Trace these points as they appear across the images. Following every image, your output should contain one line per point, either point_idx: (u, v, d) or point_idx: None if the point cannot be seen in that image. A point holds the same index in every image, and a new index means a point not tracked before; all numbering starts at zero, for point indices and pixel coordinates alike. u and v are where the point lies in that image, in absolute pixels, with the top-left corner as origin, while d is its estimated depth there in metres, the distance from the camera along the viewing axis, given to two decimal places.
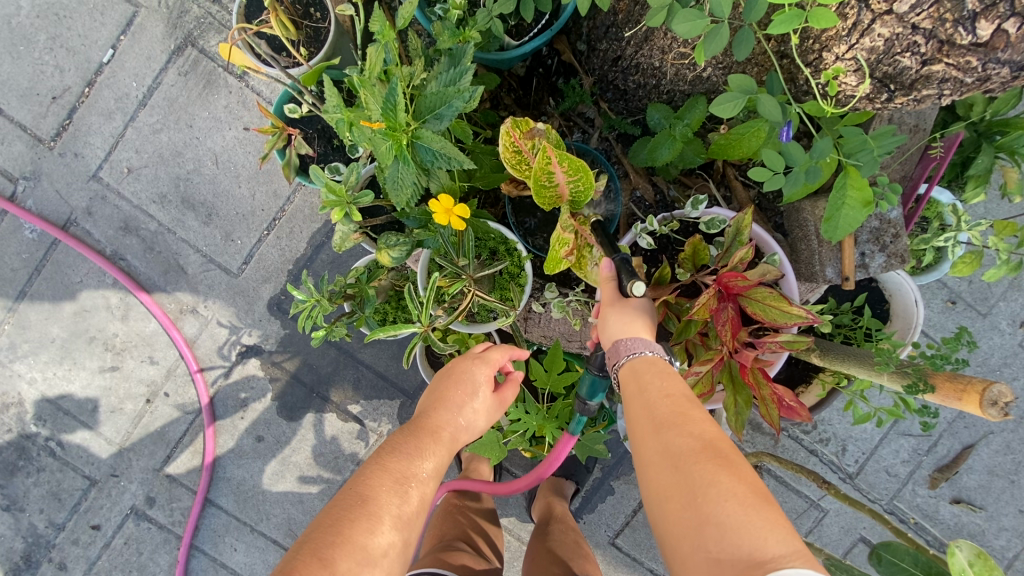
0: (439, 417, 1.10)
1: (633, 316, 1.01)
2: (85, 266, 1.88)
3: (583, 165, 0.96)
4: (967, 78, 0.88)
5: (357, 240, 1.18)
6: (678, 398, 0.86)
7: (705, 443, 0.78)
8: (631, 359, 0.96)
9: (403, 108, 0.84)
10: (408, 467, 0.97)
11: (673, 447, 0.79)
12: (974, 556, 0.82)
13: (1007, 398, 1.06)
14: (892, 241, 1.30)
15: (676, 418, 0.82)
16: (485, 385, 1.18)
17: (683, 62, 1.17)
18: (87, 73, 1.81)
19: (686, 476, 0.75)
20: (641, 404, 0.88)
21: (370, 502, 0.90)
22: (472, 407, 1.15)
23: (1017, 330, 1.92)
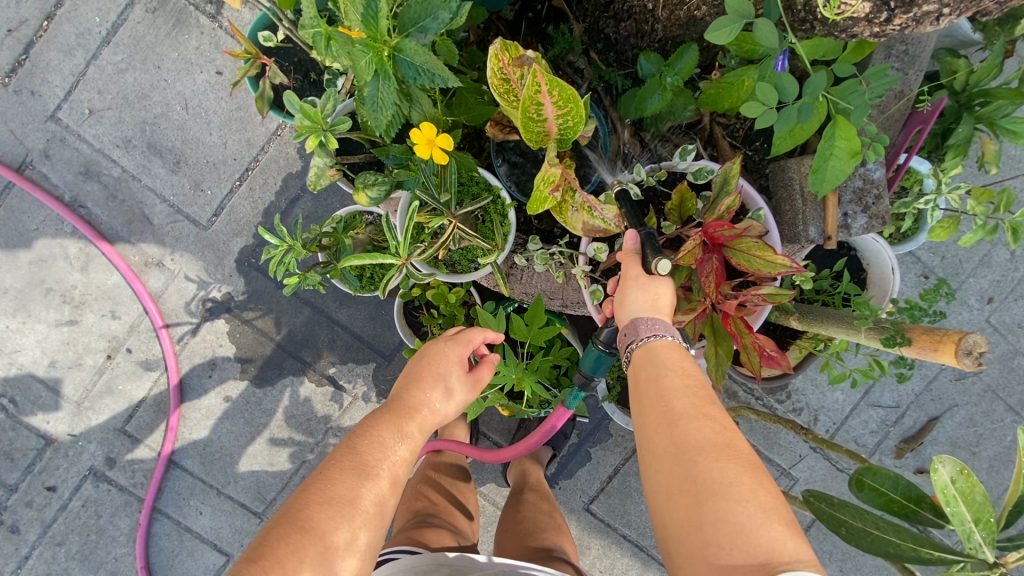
0: (412, 399, 1.08)
1: (654, 294, 1.01)
2: (42, 213, 1.77)
3: (573, 95, 0.92)
4: None
5: (333, 178, 1.14)
6: (695, 388, 0.88)
7: (723, 441, 0.79)
8: (645, 341, 0.97)
9: (385, 17, 0.80)
10: (378, 454, 0.95)
11: (691, 441, 0.80)
12: (956, 472, 0.79)
13: (982, 347, 1.03)
14: (874, 202, 1.31)
15: (695, 412, 0.83)
16: (456, 364, 1.15)
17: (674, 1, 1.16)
18: (46, 6, 1.69)
19: (704, 471, 0.76)
20: (657, 391, 0.89)
21: (344, 482, 0.87)
22: (445, 386, 1.12)
23: (985, 306, 1.99)
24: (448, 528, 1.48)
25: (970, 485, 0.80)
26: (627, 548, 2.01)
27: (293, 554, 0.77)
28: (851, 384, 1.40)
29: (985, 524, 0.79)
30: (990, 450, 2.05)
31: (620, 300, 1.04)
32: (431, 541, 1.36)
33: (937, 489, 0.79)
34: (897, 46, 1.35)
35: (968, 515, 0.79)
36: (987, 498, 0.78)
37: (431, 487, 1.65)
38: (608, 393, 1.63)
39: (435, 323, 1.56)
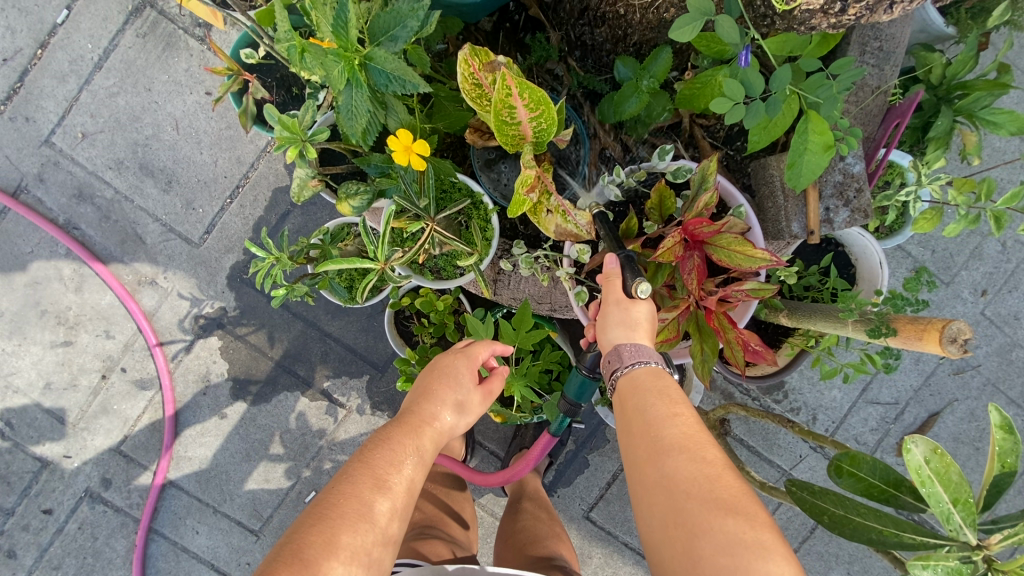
0: (425, 410, 1.07)
1: (635, 320, 1.01)
2: (37, 235, 1.79)
3: (544, 96, 0.94)
4: None
5: (316, 188, 1.15)
6: (683, 416, 0.87)
7: (715, 470, 0.79)
8: (631, 368, 0.97)
9: (355, 27, 0.83)
10: (393, 465, 0.94)
11: (681, 473, 0.79)
12: (931, 453, 0.79)
13: (966, 334, 1.00)
14: (855, 196, 1.31)
15: (684, 441, 0.83)
16: (467, 376, 1.16)
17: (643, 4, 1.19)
18: (40, 35, 1.74)
19: (697, 505, 0.75)
20: (645, 423, 0.88)
21: (355, 497, 0.87)
22: (457, 397, 1.13)
23: (979, 298, 1.98)
24: (447, 539, 1.48)
25: (945, 466, 0.80)
26: (629, 556, 1.99)
27: (306, 570, 0.77)
28: (843, 379, 1.39)
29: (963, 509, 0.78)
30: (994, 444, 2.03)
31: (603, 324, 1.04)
32: (431, 553, 1.35)
33: (913, 471, 0.79)
34: (872, 43, 1.37)
35: (944, 495, 0.79)
36: (962, 477, 0.78)
37: (427, 497, 1.63)
38: (600, 397, 1.62)
39: (425, 332, 1.56)
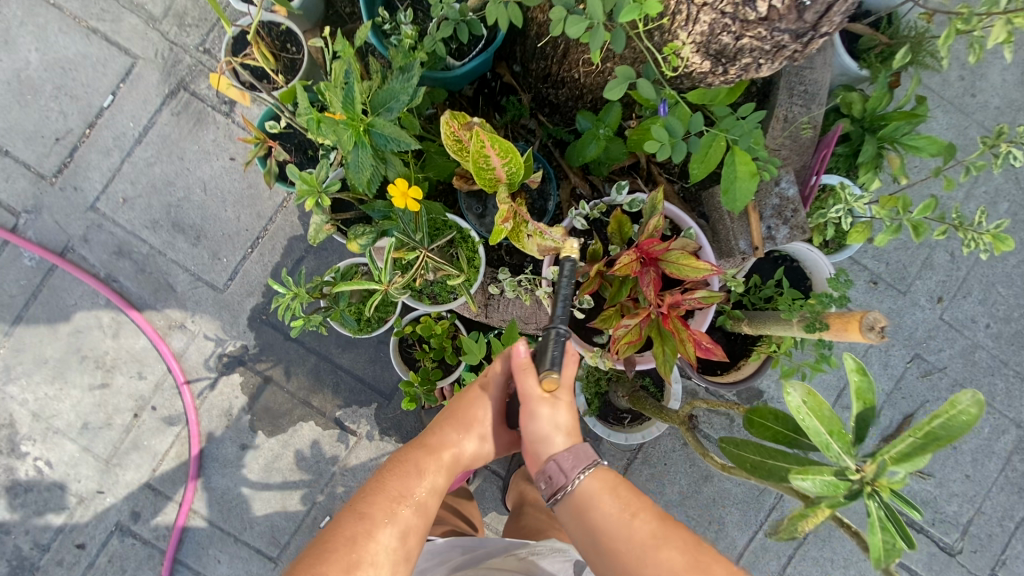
0: (446, 437, 1.14)
1: (553, 429, 1.06)
2: (79, 289, 2.00)
3: (511, 146, 1.17)
4: (765, 46, 1.04)
5: (329, 232, 1.38)
6: (640, 514, 0.96)
7: (653, 540, 0.93)
8: (577, 481, 1.01)
9: (359, 103, 1.08)
10: (404, 491, 1.06)
11: (632, 557, 0.92)
12: (807, 393, 0.82)
13: (882, 322, 1.17)
14: (792, 215, 1.54)
15: (620, 526, 0.95)
16: (495, 407, 1.19)
17: (589, 69, 1.39)
18: (89, 117, 2.00)
19: (656, 575, 0.90)
20: (586, 524, 0.98)
21: (370, 517, 1.01)
22: (481, 427, 1.17)
23: (936, 304, 2.15)
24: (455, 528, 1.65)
25: (821, 404, 0.82)
26: None
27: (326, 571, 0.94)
28: (802, 377, 1.55)
29: (841, 437, 0.79)
30: (966, 442, 2.16)
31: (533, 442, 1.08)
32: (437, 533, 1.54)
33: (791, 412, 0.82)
34: (797, 88, 1.64)
35: (822, 430, 0.81)
36: (834, 413, 0.80)
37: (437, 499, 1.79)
38: (588, 407, 1.76)
39: (427, 357, 1.74)
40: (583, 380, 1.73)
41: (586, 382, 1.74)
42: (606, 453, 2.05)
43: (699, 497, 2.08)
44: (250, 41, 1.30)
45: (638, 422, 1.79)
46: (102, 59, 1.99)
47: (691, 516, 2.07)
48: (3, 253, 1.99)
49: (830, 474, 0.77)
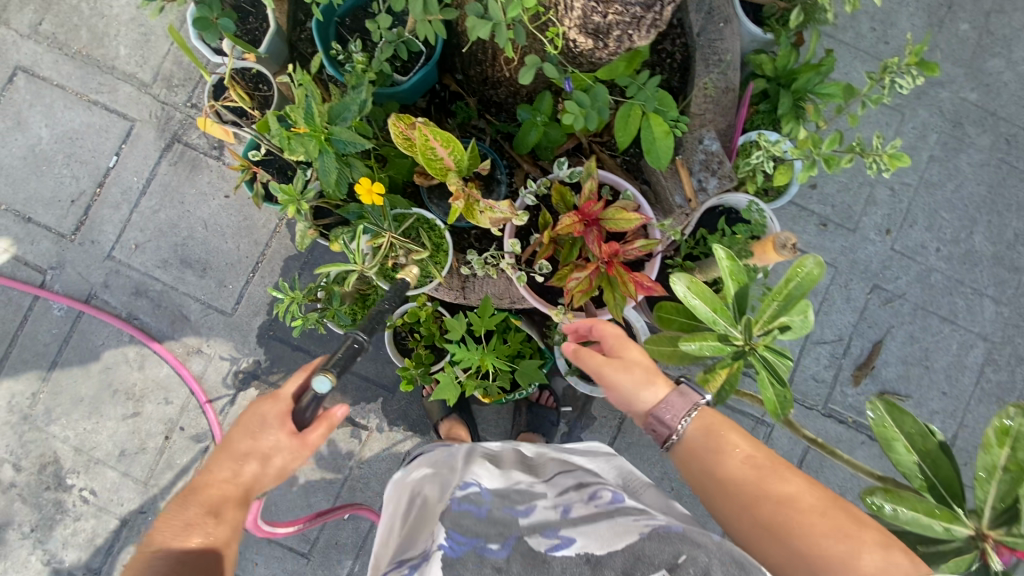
0: (236, 450, 1.28)
1: (632, 383, 1.18)
2: (105, 330, 2.23)
3: (452, 137, 1.38)
4: (628, 16, 1.25)
5: (313, 236, 1.59)
6: (758, 463, 1.02)
7: (780, 489, 0.97)
8: (680, 430, 1.11)
9: (319, 116, 1.31)
10: (185, 509, 1.20)
11: (756, 497, 0.98)
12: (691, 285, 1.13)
13: (793, 240, 1.37)
14: (719, 166, 1.72)
15: (749, 470, 1.01)
16: (270, 417, 1.32)
17: (510, 64, 1.59)
18: (98, 177, 2.25)
19: (784, 513, 0.94)
20: (709, 464, 1.05)
21: (177, 522, 1.18)
22: (263, 439, 1.29)
23: (885, 236, 2.30)
24: None
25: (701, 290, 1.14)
26: None
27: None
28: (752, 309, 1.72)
29: (724, 312, 1.14)
30: (937, 361, 2.28)
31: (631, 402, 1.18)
32: None
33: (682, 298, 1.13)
34: (712, 59, 1.80)
35: (705, 308, 1.13)
36: (712, 292, 1.12)
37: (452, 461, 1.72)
38: (569, 368, 1.94)
39: (418, 343, 1.93)
40: (561, 343, 1.92)
41: (564, 345, 1.92)
42: (598, 416, 2.21)
43: None
44: (227, 84, 1.53)
45: None
46: (104, 126, 2.26)
47: None
48: (35, 307, 2.22)
49: (715, 338, 1.14)
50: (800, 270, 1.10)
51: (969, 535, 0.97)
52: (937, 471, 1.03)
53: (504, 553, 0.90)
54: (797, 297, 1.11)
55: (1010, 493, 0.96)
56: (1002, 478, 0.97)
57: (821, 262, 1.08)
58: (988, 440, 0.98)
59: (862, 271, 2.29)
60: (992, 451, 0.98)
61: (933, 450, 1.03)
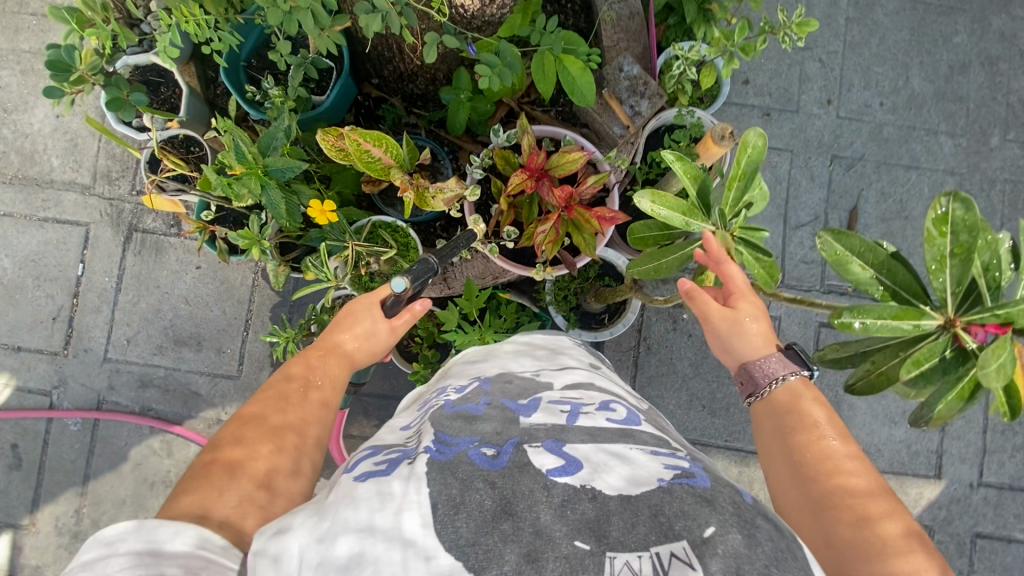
0: (337, 338, 1.36)
1: (738, 336, 1.23)
2: (124, 429, 2.26)
3: (381, 134, 1.40)
4: None
5: (286, 271, 1.63)
6: (834, 442, 1.06)
7: (841, 470, 1.01)
8: (770, 388, 1.17)
9: (250, 153, 1.33)
10: (300, 375, 1.26)
11: (814, 464, 1.03)
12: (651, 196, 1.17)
13: (729, 129, 1.43)
14: (645, 87, 1.74)
15: (809, 439, 1.07)
16: (370, 309, 1.40)
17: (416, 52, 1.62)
18: (70, 288, 2.28)
19: (833, 486, 0.99)
20: (774, 429, 1.12)
21: (286, 388, 1.21)
22: (362, 327, 1.39)
23: (828, 107, 2.33)
24: None
25: (663, 200, 1.18)
26: None
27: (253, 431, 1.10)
28: None
29: (694, 211, 1.19)
30: (914, 208, 2.31)
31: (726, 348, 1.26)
32: None
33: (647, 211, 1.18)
34: None
35: (672, 214, 1.18)
36: (672, 199, 1.17)
37: None
38: (568, 322, 1.98)
39: (420, 345, 1.96)
40: (554, 301, 1.95)
41: (557, 302, 1.95)
42: (613, 361, 2.24)
43: (709, 361, 2.26)
44: (158, 155, 1.56)
45: (616, 317, 1.99)
46: (62, 238, 2.29)
47: (710, 380, 2.25)
48: (51, 429, 2.25)
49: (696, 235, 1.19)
50: (746, 148, 1.15)
51: (938, 325, 0.94)
52: (896, 279, 0.97)
53: (495, 465, 0.86)
54: (754, 172, 1.17)
55: (965, 276, 0.91)
56: (954, 264, 0.92)
57: (762, 134, 1.14)
58: (929, 233, 0.93)
59: (817, 147, 2.32)
60: (936, 243, 0.93)
61: (885, 260, 0.97)
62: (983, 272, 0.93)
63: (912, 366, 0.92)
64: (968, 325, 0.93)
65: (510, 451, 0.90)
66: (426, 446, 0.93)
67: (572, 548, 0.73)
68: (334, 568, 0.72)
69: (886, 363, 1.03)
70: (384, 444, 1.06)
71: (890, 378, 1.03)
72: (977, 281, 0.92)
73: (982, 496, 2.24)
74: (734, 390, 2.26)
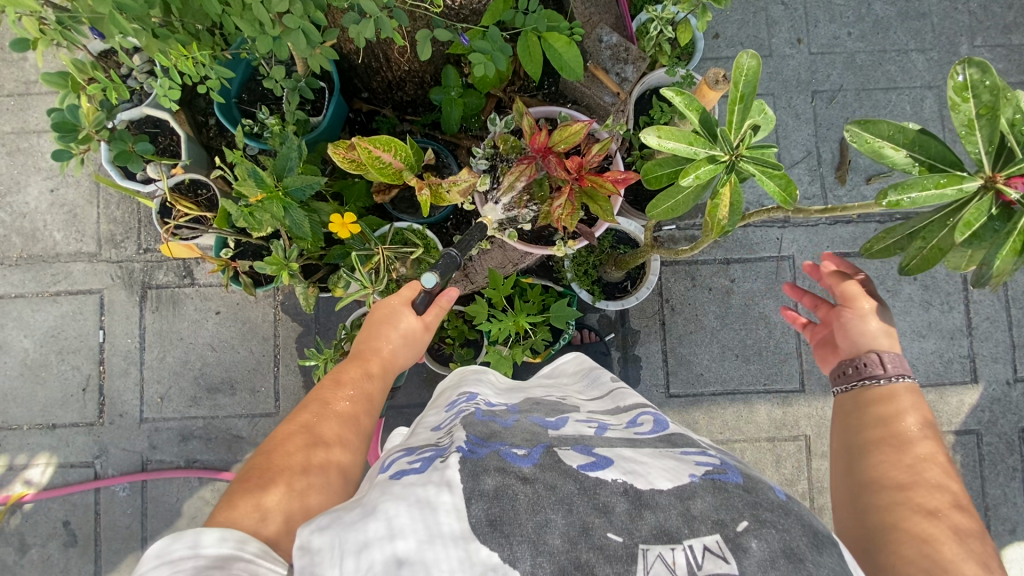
0: (376, 337, 1.38)
1: (867, 326, 1.32)
2: (174, 486, 2.24)
3: (389, 138, 1.43)
4: None
5: (315, 292, 1.64)
6: (896, 444, 1.15)
7: (895, 469, 1.11)
8: (883, 376, 1.25)
9: (267, 177, 1.35)
10: (346, 370, 1.31)
11: (871, 461, 1.14)
12: (657, 131, 1.10)
13: (721, 73, 1.53)
14: (627, 53, 1.79)
15: (878, 439, 1.18)
16: (402, 308, 1.41)
17: (404, 56, 1.66)
18: (95, 356, 2.28)
19: (879, 479, 1.10)
20: (848, 429, 1.26)
21: (334, 379, 1.28)
22: (398, 325, 1.40)
23: (799, 45, 2.39)
24: None
25: (669, 132, 1.10)
26: (723, 400, 2.28)
27: (305, 417, 1.19)
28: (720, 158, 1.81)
29: (699, 141, 1.10)
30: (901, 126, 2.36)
31: (850, 333, 1.34)
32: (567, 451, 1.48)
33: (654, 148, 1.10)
34: None
35: (682, 145, 1.10)
36: (679, 130, 1.09)
37: None
38: (594, 296, 2.00)
39: (453, 345, 1.97)
40: (575, 277, 1.99)
41: (579, 278, 1.99)
42: (640, 328, 2.27)
43: (734, 310, 2.29)
44: (171, 200, 1.57)
45: (638, 282, 2.02)
46: (78, 309, 2.29)
47: (737, 329, 2.29)
48: (100, 499, 2.24)
49: (705, 163, 1.09)
50: (742, 70, 1.05)
51: (980, 184, 0.99)
52: (930, 152, 1.02)
53: (530, 461, 0.85)
54: (753, 95, 1.08)
55: (995, 133, 0.96)
56: (982, 125, 0.97)
57: (756, 54, 1.05)
58: (951, 102, 0.99)
59: (796, 85, 2.38)
60: (960, 109, 0.99)
61: (915, 137, 1.02)
62: (1012, 127, 0.97)
63: (964, 228, 0.96)
64: (1009, 179, 0.96)
65: (541, 450, 0.90)
66: (458, 446, 0.89)
67: (604, 539, 0.74)
68: (485, 499, 0.76)
69: (937, 235, 1.07)
70: (417, 445, 1.03)
71: (946, 250, 1.07)
72: (1008, 138, 0.97)
73: (1021, 391, 2.28)
74: (762, 333, 2.29)
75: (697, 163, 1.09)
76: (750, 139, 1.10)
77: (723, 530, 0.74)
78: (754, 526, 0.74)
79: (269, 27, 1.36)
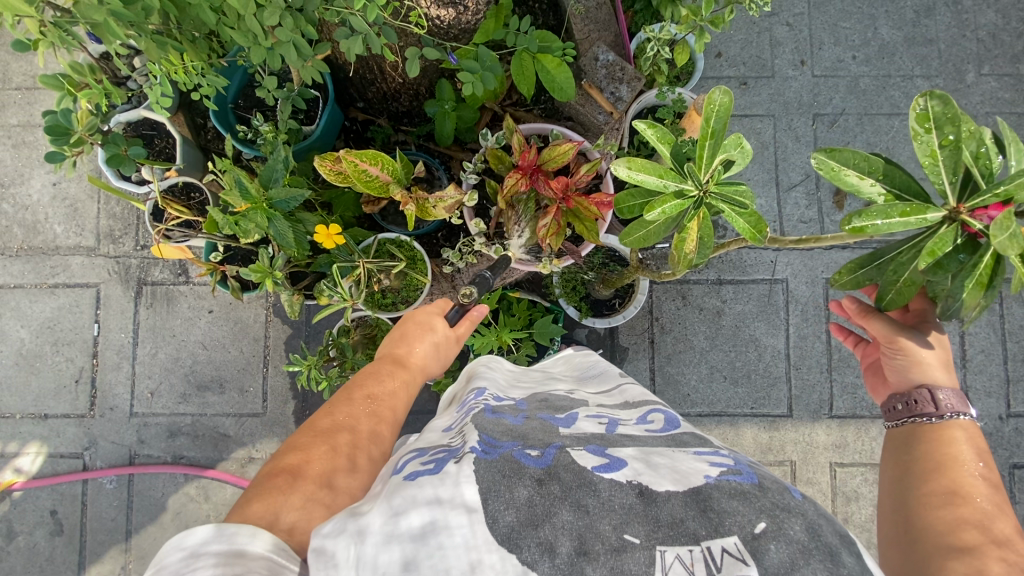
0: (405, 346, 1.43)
1: (921, 360, 1.33)
2: (160, 481, 2.27)
3: (374, 153, 1.44)
4: None
5: (299, 299, 1.65)
6: (936, 474, 1.22)
7: (938, 496, 1.17)
8: (942, 414, 1.28)
9: (252, 188, 1.37)
10: (375, 378, 1.34)
11: (915, 490, 1.21)
12: (628, 163, 1.09)
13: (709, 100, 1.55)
14: (623, 73, 1.78)
15: (920, 469, 1.25)
16: (436, 318, 1.49)
17: (397, 70, 1.67)
18: (89, 349, 2.31)
19: (922, 507, 1.17)
20: (894, 460, 1.32)
21: (362, 388, 1.30)
22: (430, 334, 1.46)
23: (802, 67, 2.37)
24: None
25: (639, 165, 1.09)
26: (709, 421, 2.27)
27: (329, 426, 1.19)
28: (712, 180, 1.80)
29: (669, 173, 1.10)
30: (902, 153, 2.33)
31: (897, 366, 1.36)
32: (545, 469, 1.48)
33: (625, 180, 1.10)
34: None
35: (652, 178, 1.09)
36: (650, 164, 1.08)
37: None
38: (581, 312, 2.00)
39: None
40: (562, 293, 1.99)
41: (566, 294, 2.00)
42: (629, 345, 2.27)
43: (724, 332, 2.28)
44: (161, 203, 1.59)
45: (627, 301, 2.01)
46: (75, 302, 2.32)
47: (726, 351, 2.27)
48: (87, 490, 2.27)
49: (673, 198, 1.10)
50: (714, 107, 1.04)
51: (945, 215, 0.97)
52: (894, 182, 1.02)
53: (542, 462, 0.89)
54: (725, 131, 1.06)
55: (959, 164, 0.96)
56: (945, 155, 0.97)
57: (728, 90, 1.04)
58: (914, 132, 0.98)
59: (797, 107, 2.36)
60: (923, 139, 0.98)
61: (881, 167, 1.02)
62: (974, 161, 0.98)
63: (927, 258, 0.95)
64: (973, 211, 0.95)
65: (555, 451, 0.92)
66: (471, 446, 0.92)
67: (622, 541, 0.75)
68: (407, 538, 0.74)
69: (903, 266, 1.07)
70: (428, 446, 1.05)
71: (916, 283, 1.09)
72: (971, 171, 0.97)
73: (1013, 427, 2.25)
74: (752, 356, 2.28)
75: (664, 198, 1.10)
76: (721, 174, 1.10)
77: (740, 532, 0.74)
78: (771, 528, 0.75)
79: (262, 38, 1.37)
